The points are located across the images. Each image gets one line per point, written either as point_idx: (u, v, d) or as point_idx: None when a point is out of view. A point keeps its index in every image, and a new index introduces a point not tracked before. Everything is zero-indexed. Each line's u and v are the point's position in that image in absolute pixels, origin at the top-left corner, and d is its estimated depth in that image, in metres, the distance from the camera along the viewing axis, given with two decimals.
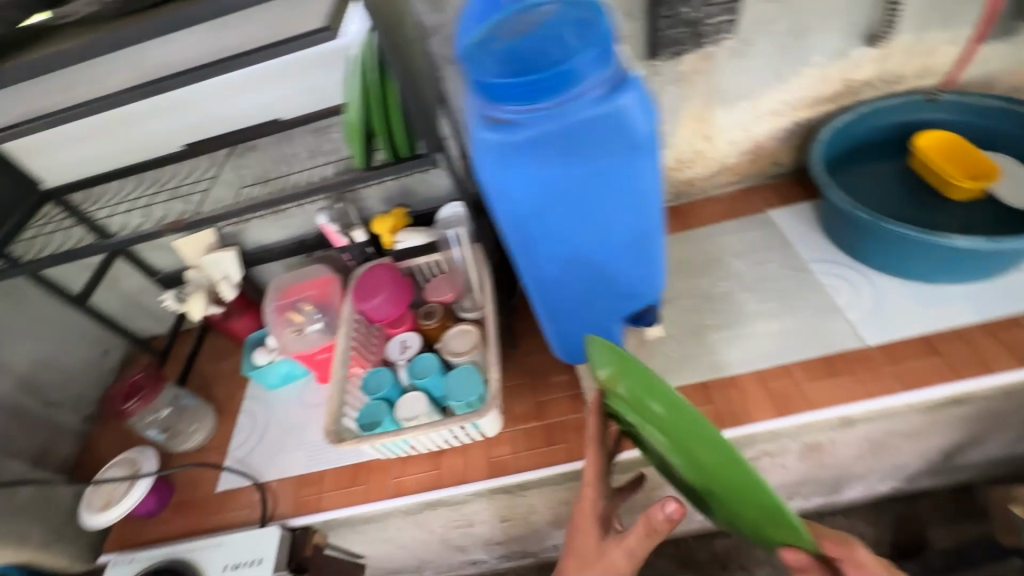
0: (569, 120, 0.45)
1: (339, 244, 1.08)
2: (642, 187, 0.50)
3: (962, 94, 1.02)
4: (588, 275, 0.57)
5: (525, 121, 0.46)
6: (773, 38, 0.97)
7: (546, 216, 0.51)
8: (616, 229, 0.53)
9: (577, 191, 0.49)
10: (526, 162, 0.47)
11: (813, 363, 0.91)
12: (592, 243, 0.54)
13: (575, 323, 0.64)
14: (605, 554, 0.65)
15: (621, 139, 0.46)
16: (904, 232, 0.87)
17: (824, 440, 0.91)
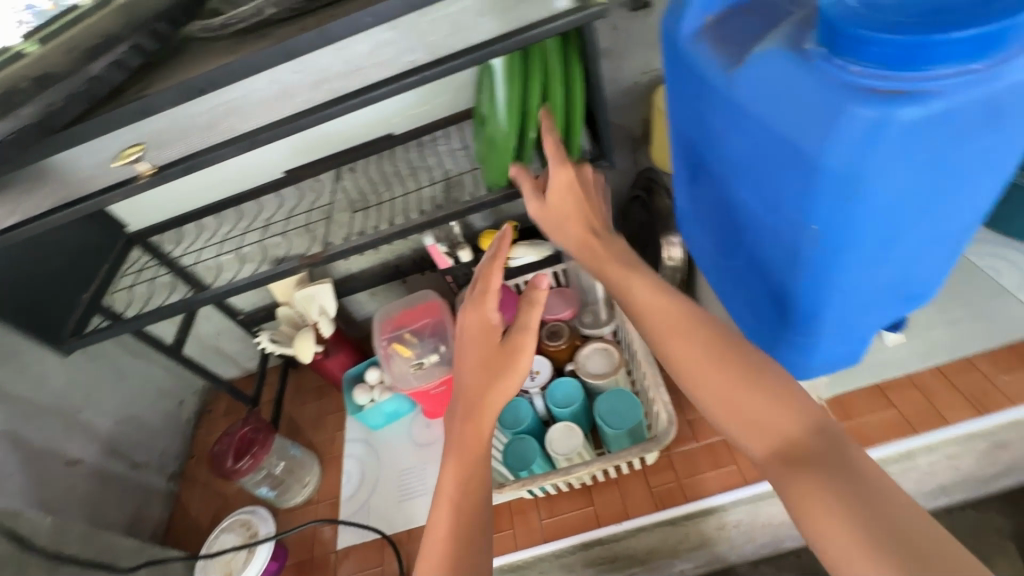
0: (996, 87, 0.31)
1: (443, 266, 0.99)
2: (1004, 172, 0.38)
3: None
4: (890, 278, 0.44)
5: (959, 80, 0.31)
6: None
7: (905, 210, 0.38)
8: (951, 223, 0.40)
9: (966, 175, 0.37)
10: (928, 146, 0.34)
11: (998, 353, 0.82)
12: (917, 241, 0.41)
13: (833, 340, 0.51)
14: (495, 351, 0.54)
15: None
16: None
17: (1012, 436, 0.84)
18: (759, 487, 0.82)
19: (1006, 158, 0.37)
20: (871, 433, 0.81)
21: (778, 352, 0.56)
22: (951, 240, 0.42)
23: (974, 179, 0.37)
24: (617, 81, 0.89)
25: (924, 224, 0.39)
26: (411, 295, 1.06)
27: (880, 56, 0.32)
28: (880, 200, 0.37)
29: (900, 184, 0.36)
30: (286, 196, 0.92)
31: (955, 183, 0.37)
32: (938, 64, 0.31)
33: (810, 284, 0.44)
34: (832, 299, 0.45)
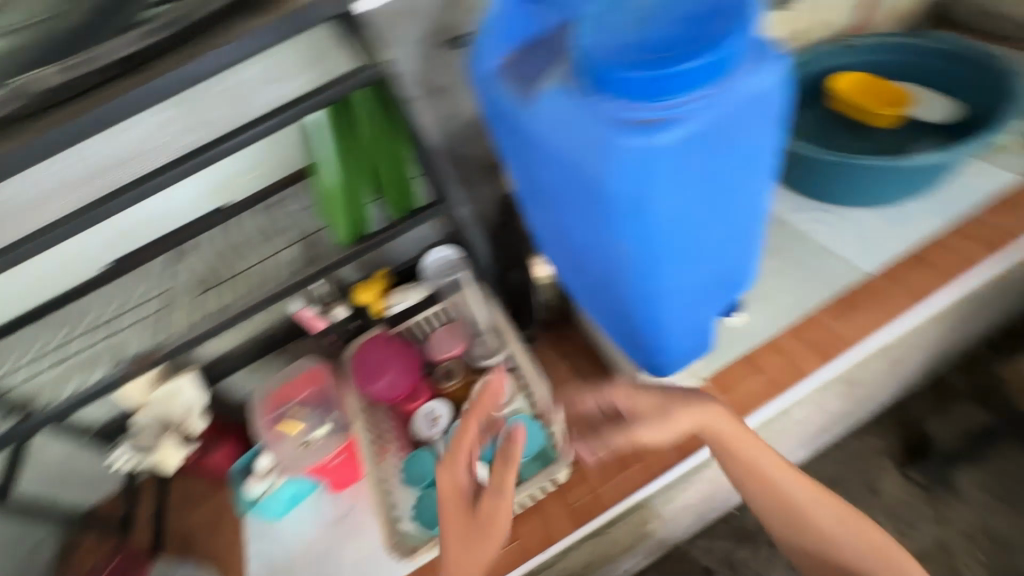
0: (718, 110, 0.40)
1: (319, 329, 0.94)
2: (759, 171, 0.47)
3: (868, 38, 1.14)
4: (703, 275, 0.51)
5: (689, 105, 0.39)
6: None
7: (691, 216, 0.45)
8: (733, 220, 0.49)
9: (727, 176, 0.45)
10: (685, 160, 0.41)
11: (832, 304, 0.94)
12: (712, 241, 0.48)
13: (678, 337, 0.57)
14: (479, 515, 0.59)
15: (759, 121, 0.43)
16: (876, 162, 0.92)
17: (858, 373, 0.96)
18: (665, 477, 0.85)
19: (754, 157, 0.45)
20: (748, 400, 0.88)
21: (640, 359, 0.61)
22: (741, 229, 0.50)
23: (736, 177, 0.45)
24: (458, 114, 0.90)
25: (711, 226, 0.47)
26: (292, 364, 0.98)
27: (623, 98, 0.39)
28: (667, 213, 0.43)
29: (677, 197, 0.43)
30: (118, 288, 0.82)
31: (722, 183, 0.44)
32: (674, 97, 0.39)
33: (644, 299, 0.49)
34: (668, 304, 0.51)
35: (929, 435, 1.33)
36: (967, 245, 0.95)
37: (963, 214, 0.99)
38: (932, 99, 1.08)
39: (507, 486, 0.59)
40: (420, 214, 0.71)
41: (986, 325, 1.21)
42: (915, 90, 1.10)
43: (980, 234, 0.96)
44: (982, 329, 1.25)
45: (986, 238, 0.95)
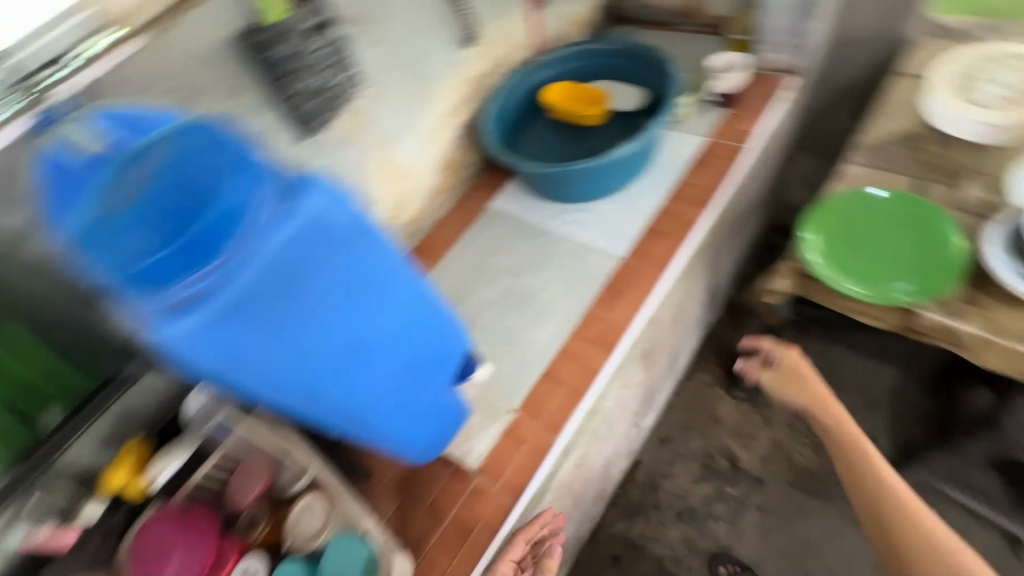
0: (249, 263, 0.48)
1: (67, 543, 0.73)
2: (360, 274, 0.55)
3: (556, 51, 1.26)
4: (372, 363, 0.61)
5: (220, 277, 0.47)
6: (394, 71, 1.01)
7: (299, 340, 0.54)
8: (367, 317, 0.58)
9: (318, 299, 0.53)
10: (249, 311, 0.49)
11: (601, 296, 1.02)
12: (353, 340, 0.58)
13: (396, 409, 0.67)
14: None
15: (316, 247, 0.51)
16: (586, 166, 1.06)
17: (645, 344, 1.05)
18: (507, 526, 0.84)
19: (340, 273, 0.53)
20: (558, 415, 0.91)
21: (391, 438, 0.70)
22: (380, 320, 0.59)
23: (331, 296, 0.54)
24: None
25: (341, 332, 0.56)
26: None
27: (160, 290, 0.47)
28: (272, 344, 0.52)
29: (268, 334, 0.52)
30: None
31: (316, 306, 0.53)
32: (201, 271, 0.47)
33: (316, 402, 0.59)
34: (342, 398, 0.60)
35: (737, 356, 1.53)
36: (686, 206, 1.10)
37: (680, 180, 1.14)
38: (620, 90, 1.24)
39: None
40: (111, 385, 0.78)
41: (736, 254, 1.43)
42: (607, 85, 1.25)
43: (691, 193, 1.11)
44: (736, 258, 1.47)
45: (698, 195, 1.10)
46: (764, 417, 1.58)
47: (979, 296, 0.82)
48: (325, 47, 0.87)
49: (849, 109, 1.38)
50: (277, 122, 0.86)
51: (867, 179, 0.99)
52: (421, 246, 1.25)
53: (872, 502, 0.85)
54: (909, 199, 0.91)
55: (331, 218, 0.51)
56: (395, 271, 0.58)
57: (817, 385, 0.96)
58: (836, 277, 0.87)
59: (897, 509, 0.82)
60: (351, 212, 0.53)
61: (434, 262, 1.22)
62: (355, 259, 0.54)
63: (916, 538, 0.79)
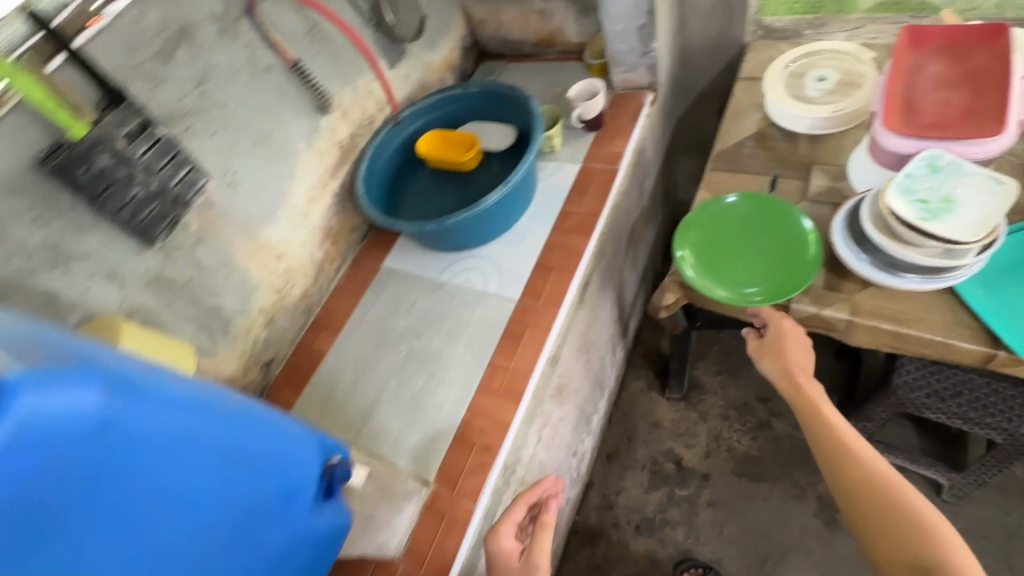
0: None
1: None
2: (136, 451, 0.45)
3: (419, 102, 1.26)
4: (199, 540, 0.50)
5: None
6: (244, 157, 0.97)
7: (66, 565, 0.41)
8: (170, 494, 0.47)
9: (74, 505, 0.41)
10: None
11: (502, 344, 1.01)
12: (159, 527, 0.46)
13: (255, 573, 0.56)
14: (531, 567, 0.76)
15: (51, 449, 0.40)
16: (459, 219, 1.05)
17: (556, 381, 1.05)
18: None
19: (96, 463, 0.42)
20: (474, 481, 0.88)
21: None
22: (189, 489, 0.49)
23: (89, 496, 0.42)
24: None
25: (136, 527, 0.45)
26: None
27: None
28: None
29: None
30: None
31: (80, 515, 0.41)
32: None
33: None
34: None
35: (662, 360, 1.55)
36: (571, 236, 1.10)
37: (561, 211, 1.15)
38: (490, 131, 1.24)
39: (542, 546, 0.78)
40: None
41: (638, 264, 1.47)
42: (476, 128, 1.26)
43: (574, 223, 1.12)
44: (641, 266, 1.50)
45: (581, 223, 1.12)
46: (699, 412, 1.62)
47: (840, 282, 0.86)
48: (150, 149, 0.81)
49: (711, 108, 1.45)
50: (114, 235, 0.82)
51: (726, 184, 1.03)
52: (319, 321, 1.20)
53: (853, 481, 0.77)
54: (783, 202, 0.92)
55: (59, 408, 0.40)
56: (180, 428, 0.48)
57: (807, 357, 0.87)
58: (704, 283, 0.90)
59: (884, 493, 0.74)
60: (90, 393, 0.42)
61: (334, 335, 1.17)
62: (116, 438, 0.43)
63: (905, 525, 0.71)
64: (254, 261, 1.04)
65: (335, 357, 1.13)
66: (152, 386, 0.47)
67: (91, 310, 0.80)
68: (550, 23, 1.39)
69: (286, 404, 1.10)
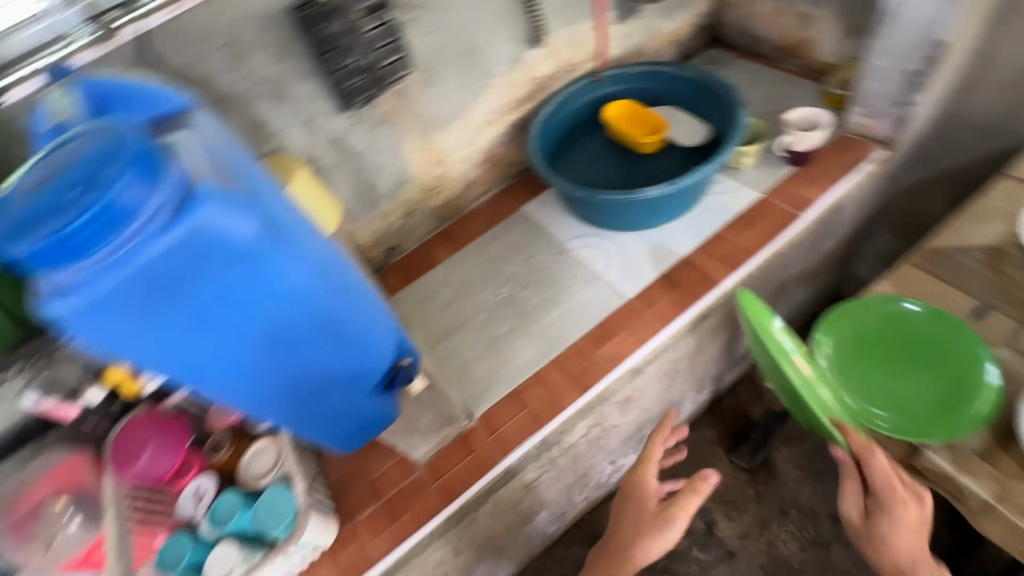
0: (137, 261, 0.44)
1: (71, 415, 0.90)
2: (271, 281, 0.51)
3: (622, 68, 1.22)
4: (277, 363, 0.58)
5: (95, 277, 0.44)
6: (450, 61, 1.04)
7: (188, 336, 0.51)
8: (273, 325, 0.54)
9: (207, 298, 0.49)
10: (115, 309, 0.45)
11: (594, 332, 1.00)
12: (253, 342, 0.55)
13: (317, 401, 0.66)
14: (667, 515, 0.81)
15: (219, 252, 0.47)
16: (611, 197, 1.02)
17: (630, 391, 1.02)
18: (431, 526, 0.87)
19: (234, 276, 0.49)
20: (511, 437, 0.92)
21: (314, 427, 0.70)
22: (282, 325, 0.55)
23: (221, 293, 0.50)
24: None
25: (239, 333, 0.53)
26: (42, 458, 0.91)
27: (33, 270, 0.44)
28: (157, 337, 0.49)
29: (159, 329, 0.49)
30: None
31: (203, 306, 0.49)
32: (83, 255, 0.43)
33: (221, 392, 0.57)
34: (225, 392, 0.57)
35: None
36: (712, 262, 1.04)
37: (715, 233, 1.07)
38: (684, 122, 1.17)
39: (684, 504, 0.80)
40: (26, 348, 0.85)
41: (772, 316, 1.31)
42: (670, 113, 1.20)
43: (722, 249, 1.05)
44: (774, 320, 1.33)
45: (729, 256, 1.03)
46: (758, 493, 1.48)
47: (996, 455, 0.71)
48: (376, 28, 0.90)
49: (950, 193, 1.21)
50: (321, 91, 0.92)
51: (918, 286, 0.87)
52: (447, 232, 1.27)
53: None
54: (982, 352, 0.77)
55: (221, 235, 0.46)
56: (296, 280, 0.53)
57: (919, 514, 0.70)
58: (827, 374, 0.81)
59: None
60: (248, 231, 0.47)
61: (453, 250, 1.23)
62: (252, 271, 0.50)
63: None
64: (416, 156, 1.10)
65: (445, 269, 1.20)
66: (295, 238, 0.52)
67: (282, 145, 0.93)
68: (806, 30, 1.22)
69: (390, 289, 1.20)
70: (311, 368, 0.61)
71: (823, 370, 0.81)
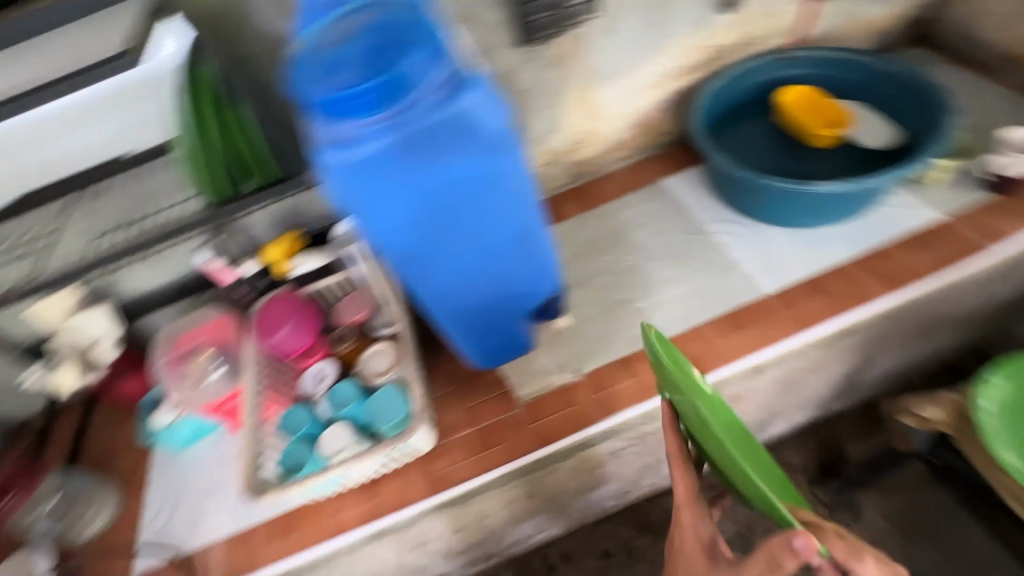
0: (412, 125, 0.53)
1: (228, 281, 1.01)
2: (495, 176, 0.58)
3: (813, 50, 1.11)
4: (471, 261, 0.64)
5: (366, 136, 0.53)
6: (635, 13, 1.00)
7: (416, 214, 0.58)
8: (482, 222, 0.61)
9: (445, 181, 0.56)
10: (372, 167, 0.53)
11: (720, 320, 0.96)
12: (462, 234, 0.61)
13: (483, 316, 0.71)
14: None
15: (470, 135, 0.54)
16: (777, 184, 0.95)
17: (742, 390, 0.97)
18: (521, 463, 0.90)
19: (471, 165, 0.56)
20: (615, 402, 0.92)
21: (468, 344, 0.75)
22: (488, 224, 0.61)
23: (456, 179, 0.56)
24: None
25: (455, 222, 0.60)
26: (200, 312, 1.06)
27: (320, 124, 0.54)
28: (394, 206, 0.56)
29: (401, 200, 0.56)
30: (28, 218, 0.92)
31: (439, 187, 0.56)
32: (371, 113, 0.53)
33: (418, 277, 0.63)
34: (420, 277, 0.64)
35: (845, 459, 1.27)
36: (869, 277, 0.95)
37: (878, 247, 0.98)
38: (872, 122, 1.06)
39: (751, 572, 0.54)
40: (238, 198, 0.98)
41: (908, 354, 1.18)
42: (856, 110, 1.09)
43: (885, 267, 0.96)
44: (907, 359, 1.21)
45: (891, 275, 0.94)
46: None
47: None
48: None
49: None
50: (506, 22, 0.93)
51: None
52: (580, 189, 1.23)
53: None
54: None
55: (478, 119, 0.54)
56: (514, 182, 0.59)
57: None
58: (992, 423, 0.73)
59: None
60: (498, 122, 0.55)
61: (584, 208, 1.20)
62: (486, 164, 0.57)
63: None
64: (574, 106, 1.09)
65: (572, 225, 1.18)
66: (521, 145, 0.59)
67: None
68: None
69: None
70: (493, 278, 0.67)
71: (987, 412, 0.74)
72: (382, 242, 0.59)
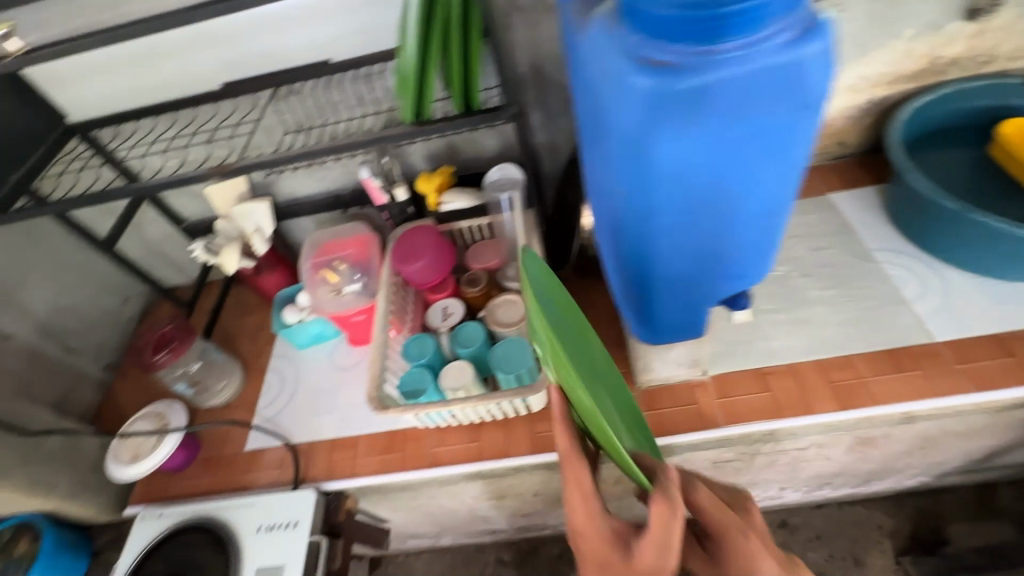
0: (750, 67, 0.44)
1: (379, 202, 1.01)
2: (789, 144, 0.51)
3: None
4: (713, 231, 0.58)
5: (694, 66, 0.45)
6: (865, 4, 0.90)
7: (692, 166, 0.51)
8: (748, 192, 0.54)
9: (741, 138, 0.49)
10: (682, 105, 0.46)
11: (877, 355, 0.88)
12: (722, 199, 0.54)
13: (684, 289, 0.66)
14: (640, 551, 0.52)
15: (796, 93, 0.46)
16: (995, 224, 0.83)
17: (878, 434, 0.89)
18: None
19: (776, 126, 0.49)
20: (741, 411, 0.87)
21: (650, 312, 0.71)
22: (752, 196, 0.55)
23: (754, 138, 0.49)
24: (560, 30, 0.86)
25: (723, 185, 0.53)
26: (346, 226, 1.10)
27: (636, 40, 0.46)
28: (678, 153, 0.50)
29: (688, 148, 0.49)
30: (220, 106, 0.96)
31: (733, 142, 0.49)
32: (702, 43, 0.45)
33: (650, 234, 0.58)
34: (653, 234, 0.58)
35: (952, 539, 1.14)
36: None
37: None
38: None
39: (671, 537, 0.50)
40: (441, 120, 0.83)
41: None
42: None
43: None
44: None
45: None
46: None
47: None
48: None
49: None
50: None
51: None
52: None
53: None
54: None
55: (814, 74, 0.45)
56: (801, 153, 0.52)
57: None
58: None
59: None
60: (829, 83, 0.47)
61: None
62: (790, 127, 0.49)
63: None
64: None
65: None
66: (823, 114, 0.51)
67: None
68: None
69: None
70: (720, 253, 0.61)
71: None
72: (638, 187, 0.53)
